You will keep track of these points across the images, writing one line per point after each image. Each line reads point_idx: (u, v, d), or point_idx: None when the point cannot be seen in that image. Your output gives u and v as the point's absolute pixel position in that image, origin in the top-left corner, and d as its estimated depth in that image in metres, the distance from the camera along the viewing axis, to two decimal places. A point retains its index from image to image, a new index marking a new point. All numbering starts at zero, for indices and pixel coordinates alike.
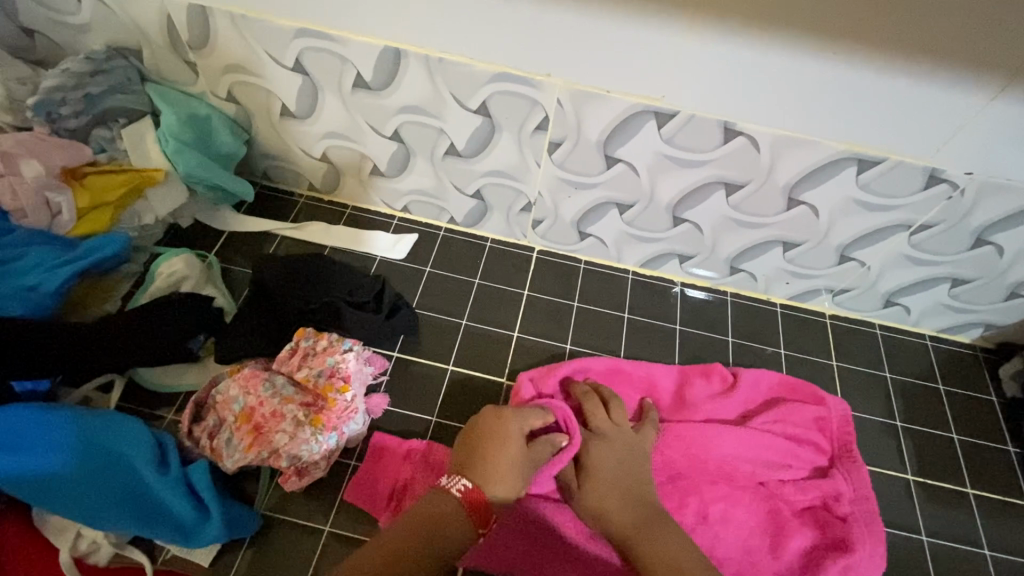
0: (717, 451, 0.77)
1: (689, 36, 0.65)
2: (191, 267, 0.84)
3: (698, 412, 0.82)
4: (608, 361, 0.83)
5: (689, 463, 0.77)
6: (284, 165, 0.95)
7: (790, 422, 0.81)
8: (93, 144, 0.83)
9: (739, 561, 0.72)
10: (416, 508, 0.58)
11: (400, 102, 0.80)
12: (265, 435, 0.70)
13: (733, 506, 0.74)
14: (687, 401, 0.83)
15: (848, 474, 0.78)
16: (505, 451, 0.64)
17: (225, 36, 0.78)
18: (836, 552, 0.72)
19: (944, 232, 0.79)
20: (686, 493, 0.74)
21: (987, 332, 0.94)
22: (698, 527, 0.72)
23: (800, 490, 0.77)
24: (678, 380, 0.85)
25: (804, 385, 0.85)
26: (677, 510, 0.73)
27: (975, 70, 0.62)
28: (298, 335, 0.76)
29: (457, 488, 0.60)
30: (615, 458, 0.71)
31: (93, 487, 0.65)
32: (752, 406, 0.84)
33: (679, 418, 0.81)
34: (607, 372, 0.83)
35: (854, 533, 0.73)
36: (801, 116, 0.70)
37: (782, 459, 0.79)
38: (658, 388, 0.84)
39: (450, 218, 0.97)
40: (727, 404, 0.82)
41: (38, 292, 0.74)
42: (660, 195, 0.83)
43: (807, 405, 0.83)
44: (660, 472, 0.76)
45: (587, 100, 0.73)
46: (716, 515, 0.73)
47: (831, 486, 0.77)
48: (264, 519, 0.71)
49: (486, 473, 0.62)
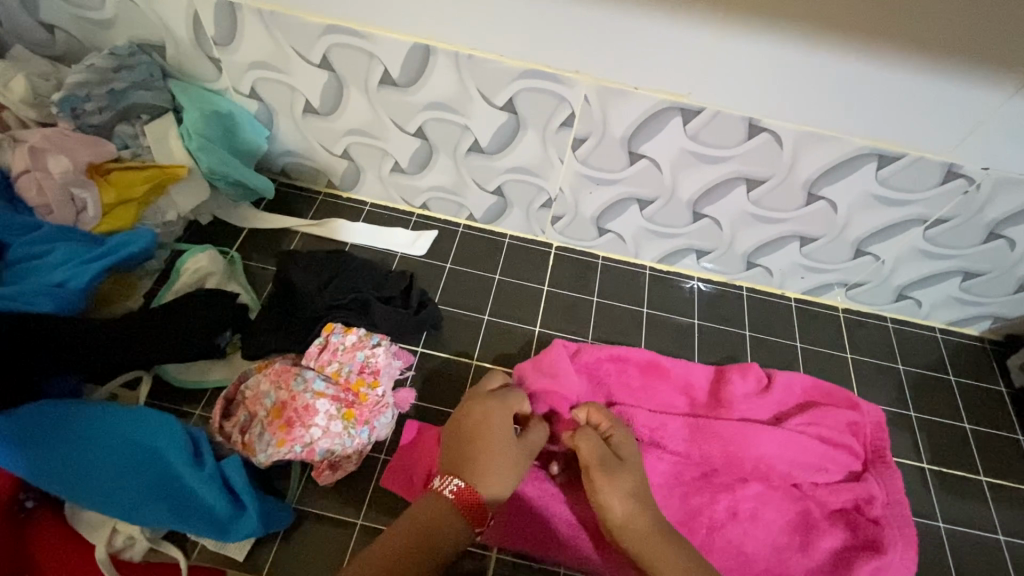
0: (754, 450, 0.78)
1: (718, 34, 0.66)
2: (216, 263, 0.84)
3: (734, 411, 0.83)
4: (648, 354, 0.86)
5: (725, 459, 0.78)
6: (303, 161, 0.95)
7: (824, 425, 0.82)
8: (117, 140, 0.84)
9: (769, 558, 0.73)
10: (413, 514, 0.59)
11: (426, 98, 0.80)
12: (299, 430, 0.70)
13: (764, 504, 0.76)
14: (724, 400, 0.83)
15: (880, 479, 0.79)
16: (495, 444, 0.65)
17: (252, 33, 0.78)
18: (867, 552, 0.73)
19: (958, 227, 0.81)
20: (720, 489, 0.76)
21: (994, 325, 0.97)
22: (727, 523, 0.74)
23: (834, 492, 0.78)
24: (714, 378, 0.86)
25: (838, 389, 0.86)
26: (706, 504, 0.75)
27: (995, 70, 0.64)
28: (327, 331, 0.77)
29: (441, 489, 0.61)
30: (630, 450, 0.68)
31: (129, 482, 0.65)
32: (786, 408, 0.84)
33: (714, 415, 0.82)
34: (644, 363, 0.85)
35: (886, 536, 0.74)
36: (826, 114, 0.71)
37: (819, 462, 0.79)
38: (692, 386, 0.85)
39: (469, 214, 0.98)
40: (765, 407, 0.83)
41: (67, 288, 0.74)
42: (681, 191, 0.84)
43: (841, 409, 0.84)
44: (694, 467, 0.78)
45: (614, 97, 0.75)
46: (746, 512, 0.75)
47: (865, 489, 0.78)
48: (296, 513, 0.72)
49: (480, 467, 0.63)
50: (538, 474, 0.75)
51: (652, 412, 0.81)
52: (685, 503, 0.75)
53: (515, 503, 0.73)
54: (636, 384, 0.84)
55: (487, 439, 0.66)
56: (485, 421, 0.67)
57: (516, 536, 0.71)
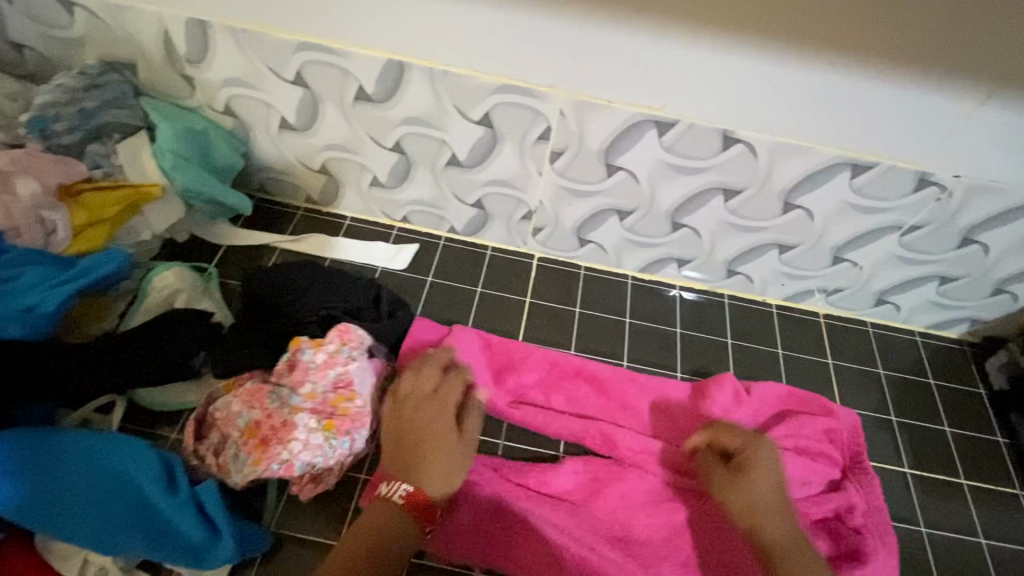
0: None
1: (691, 48, 0.67)
2: (183, 279, 0.83)
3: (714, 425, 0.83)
4: (621, 369, 0.88)
5: None
6: (281, 177, 0.95)
7: (802, 435, 0.81)
8: (87, 159, 0.81)
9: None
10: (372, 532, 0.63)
11: (403, 114, 0.80)
12: (276, 447, 0.68)
13: None
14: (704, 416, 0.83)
15: (860, 486, 0.80)
16: (435, 443, 0.68)
17: (225, 49, 0.77)
18: (851, 563, 0.73)
19: (933, 233, 0.82)
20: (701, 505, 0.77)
21: (972, 327, 0.98)
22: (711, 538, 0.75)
23: (815, 503, 0.77)
24: (691, 393, 0.86)
25: (813, 397, 0.87)
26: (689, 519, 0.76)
27: (963, 80, 0.65)
28: (294, 346, 0.74)
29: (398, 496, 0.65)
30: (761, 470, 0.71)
31: (101, 511, 0.64)
32: (766, 418, 0.85)
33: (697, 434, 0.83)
34: (620, 376, 0.87)
35: (868, 544, 0.75)
36: (800, 126, 0.72)
37: (801, 475, 0.79)
38: (668, 397, 0.86)
39: (450, 227, 0.98)
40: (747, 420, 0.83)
41: (36, 313, 0.72)
42: (659, 202, 0.84)
43: (818, 417, 0.84)
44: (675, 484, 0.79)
45: (590, 109, 0.74)
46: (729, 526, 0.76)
47: (844, 498, 0.78)
48: (275, 538, 0.71)
49: (430, 476, 0.66)
50: (521, 494, 0.76)
51: (639, 434, 0.83)
52: (670, 518, 0.76)
53: (495, 520, 0.74)
54: (616, 397, 0.86)
55: (428, 437, 0.68)
56: (420, 421, 0.69)
57: (499, 556, 0.71)
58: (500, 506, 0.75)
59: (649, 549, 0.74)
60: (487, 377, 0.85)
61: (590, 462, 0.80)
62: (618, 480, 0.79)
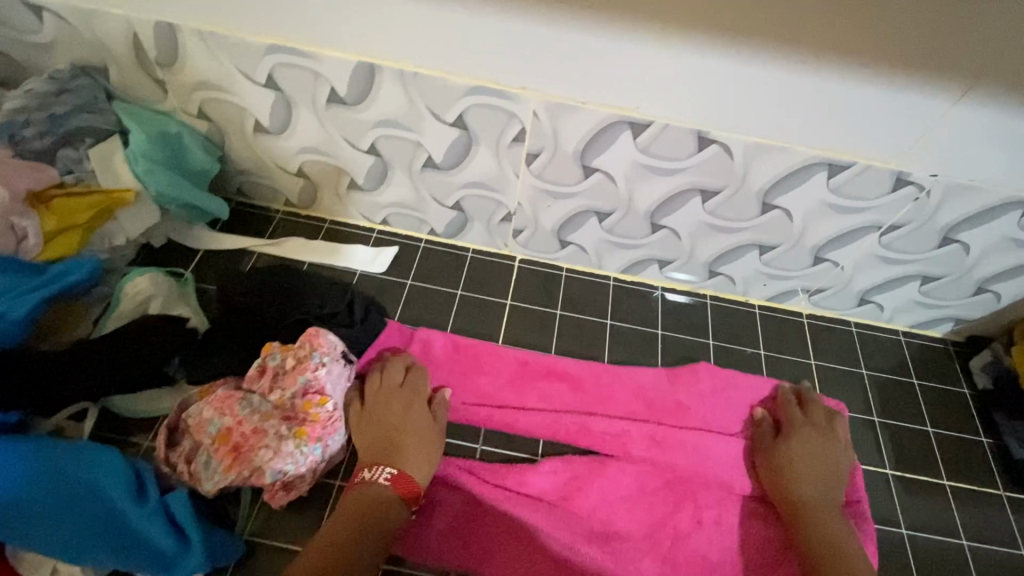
0: (709, 459, 0.82)
1: (663, 48, 0.66)
2: (156, 285, 0.82)
3: (694, 418, 0.85)
4: (597, 363, 0.89)
5: (688, 467, 0.81)
6: (258, 180, 0.94)
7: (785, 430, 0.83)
8: (59, 164, 0.80)
9: (733, 566, 0.75)
10: (359, 508, 0.67)
11: (377, 116, 0.79)
12: (247, 456, 0.69)
13: (725, 511, 0.79)
14: (682, 406, 0.86)
15: None
16: (408, 426, 0.76)
17: (195, 53, 0.76)
18: None
19: (913, 232, 0.81)
20: (683, 498, 0.79)
21: (956, 327, 0.97)
22: (693, 531, 0.77)
23: None
24: (670, 385, 0.88)
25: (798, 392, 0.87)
26: (671, 515, 0.78)
27: (937, 79, 0.64)
28: (265, 352, 0.75)
29: (383, 476, 0.70)
30: (822, 441, 0.80)
31: (71, 523, 0.64)
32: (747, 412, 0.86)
33: (675, 423, 0.85)
34: (597, 371, 0.88)
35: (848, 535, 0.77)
36: (775, 125, 0.71)
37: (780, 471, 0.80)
38: (647, 391, 0.87)
39: (431, 229, 0.97)
40: (725, 415, 0.86)
41: (4, 320, 0.71)
42: (637, 203, 0.84)
43: None
44: (656, 477, 0.80)
45: (564, 111, 0.74)
46: (710, 520, 0.78)
47: None
48: (248, 545, 0.71)
49: (404, 458, 0.73)
50: (500, 495, 0.76)
51: (617, 422, 0.84)
52: (650, 513, 0.77)
53: (473, 522, 0.74)
54: (590, 390, 0.87)
55: (399, 421, 0.76)
56: (387, 410, 0.77)
57: (478, 558, 0.72)
58: (477, 507, 0.76)
59: (629, 545, 0.75)
60: (453, 378, 0.85)
61: (570, 461, 0.80)
62: (597, 477, 0.79)
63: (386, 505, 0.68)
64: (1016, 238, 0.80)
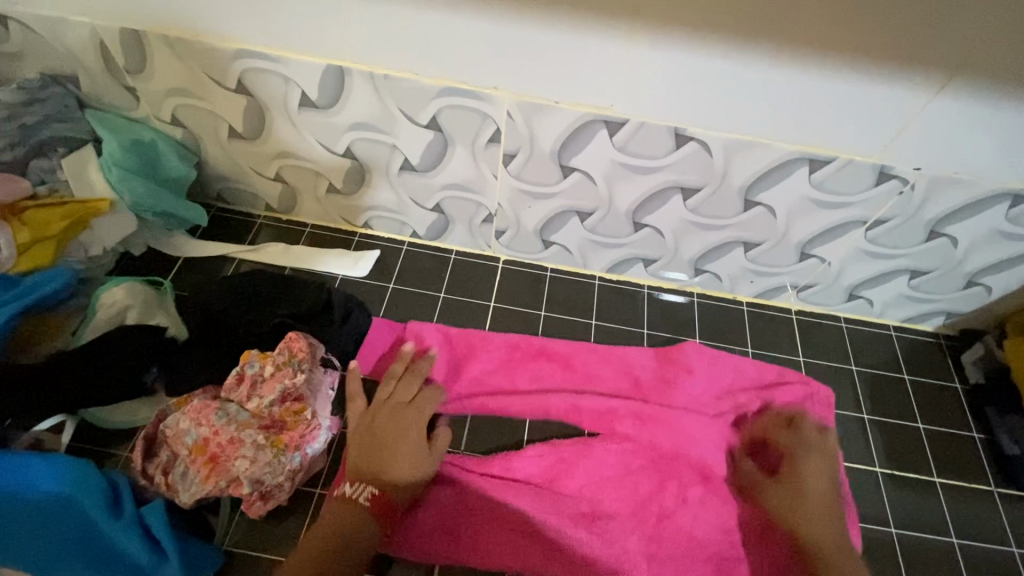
0: (694, 436, 0.81)
1: (635, 45, 0.64)
2: (132, 295, 0.81)
3: (680, 397, 0.84)
4: (583, 343, 0.89)
5: (673, 446, 0.80)
6: (237, 186, 0.93)
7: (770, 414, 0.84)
8: (32, 175, 0.81)
9: (720, 543, 0.75)
10: (333, 529, 0.64)
11: (351, 119, 0.78)
12: (223, 466, 0.68)
13: (709, 491, 0.78)
14: (670, 383, 0.85)
15: None
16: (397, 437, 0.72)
17: (164, 60, 0.75)
18: None
19: (899, 226, 0.80)
20: (667, 476, 0.78)
21: (947, 320, 0.96)
22: (678, 509, 0.76)
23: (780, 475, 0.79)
24: (656, 365, 0.88)
25: (792, 371, 0.88)
26: (657, 493, 0.77)
27: (916, 72, 0.62)
28: (243, 361, 0.73)
29: (363, 497, 0.66)
30: (818, 474, 0.75)
31: (49, 536, 0.64)
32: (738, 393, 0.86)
33: (661, 399, 0.84)
34: (583, 349, 0.89)
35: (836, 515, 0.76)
36: (753, 120, 0.69)
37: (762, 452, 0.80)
38: (635, 371, 0.87)
39: (413, 231, 0.96)
40: (713, 391, 0.85)
41: None
42: (618, 203, 0.83)
43: (796, 389, 0.86)
44: (643, 456, 0.79)
45: (537, 111, 0.72)
46: (694, 498, 0.77)
47: None
48: (227, 555, 0.70)
49: (389, 464, 0.70)
50: (485, 482, 0.76)
51: (604, 399, 0.84)
52: (635, 491, 0.77)
53: (459, 509, 0.74)
54: (578, 367, 0.87)
55: (387, 431, 0.72)
56: (374, 422, 0.73)
57: (463, 543, 0.72)
58: (464, 496, 0.75)
59: (615, 524, 0.74)
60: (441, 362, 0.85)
61: (555, 445, 0.79)
62: (583, 458, 0.78)
63: (361, 528, 0.65)
64: (1004, 230, 0.78)
